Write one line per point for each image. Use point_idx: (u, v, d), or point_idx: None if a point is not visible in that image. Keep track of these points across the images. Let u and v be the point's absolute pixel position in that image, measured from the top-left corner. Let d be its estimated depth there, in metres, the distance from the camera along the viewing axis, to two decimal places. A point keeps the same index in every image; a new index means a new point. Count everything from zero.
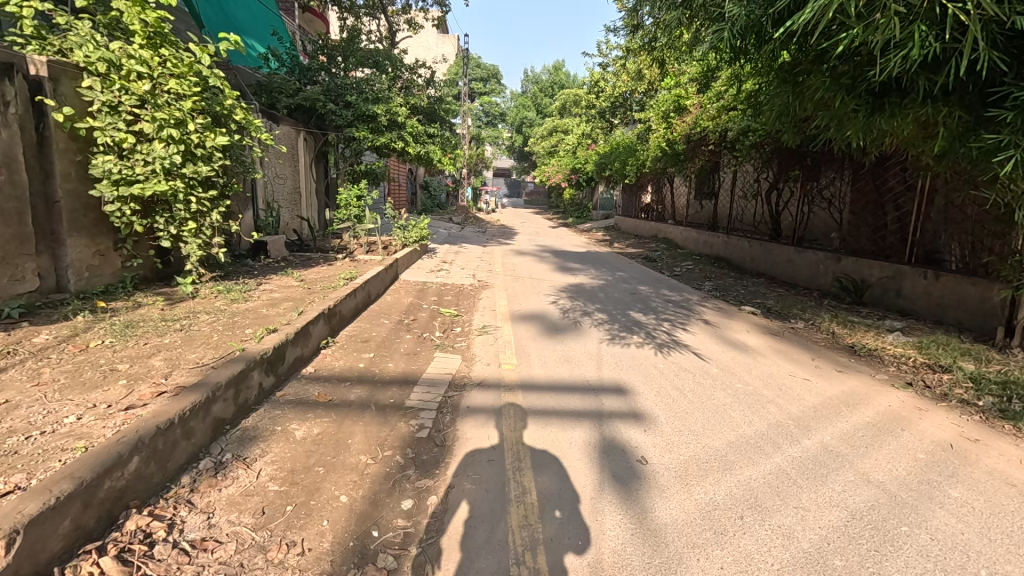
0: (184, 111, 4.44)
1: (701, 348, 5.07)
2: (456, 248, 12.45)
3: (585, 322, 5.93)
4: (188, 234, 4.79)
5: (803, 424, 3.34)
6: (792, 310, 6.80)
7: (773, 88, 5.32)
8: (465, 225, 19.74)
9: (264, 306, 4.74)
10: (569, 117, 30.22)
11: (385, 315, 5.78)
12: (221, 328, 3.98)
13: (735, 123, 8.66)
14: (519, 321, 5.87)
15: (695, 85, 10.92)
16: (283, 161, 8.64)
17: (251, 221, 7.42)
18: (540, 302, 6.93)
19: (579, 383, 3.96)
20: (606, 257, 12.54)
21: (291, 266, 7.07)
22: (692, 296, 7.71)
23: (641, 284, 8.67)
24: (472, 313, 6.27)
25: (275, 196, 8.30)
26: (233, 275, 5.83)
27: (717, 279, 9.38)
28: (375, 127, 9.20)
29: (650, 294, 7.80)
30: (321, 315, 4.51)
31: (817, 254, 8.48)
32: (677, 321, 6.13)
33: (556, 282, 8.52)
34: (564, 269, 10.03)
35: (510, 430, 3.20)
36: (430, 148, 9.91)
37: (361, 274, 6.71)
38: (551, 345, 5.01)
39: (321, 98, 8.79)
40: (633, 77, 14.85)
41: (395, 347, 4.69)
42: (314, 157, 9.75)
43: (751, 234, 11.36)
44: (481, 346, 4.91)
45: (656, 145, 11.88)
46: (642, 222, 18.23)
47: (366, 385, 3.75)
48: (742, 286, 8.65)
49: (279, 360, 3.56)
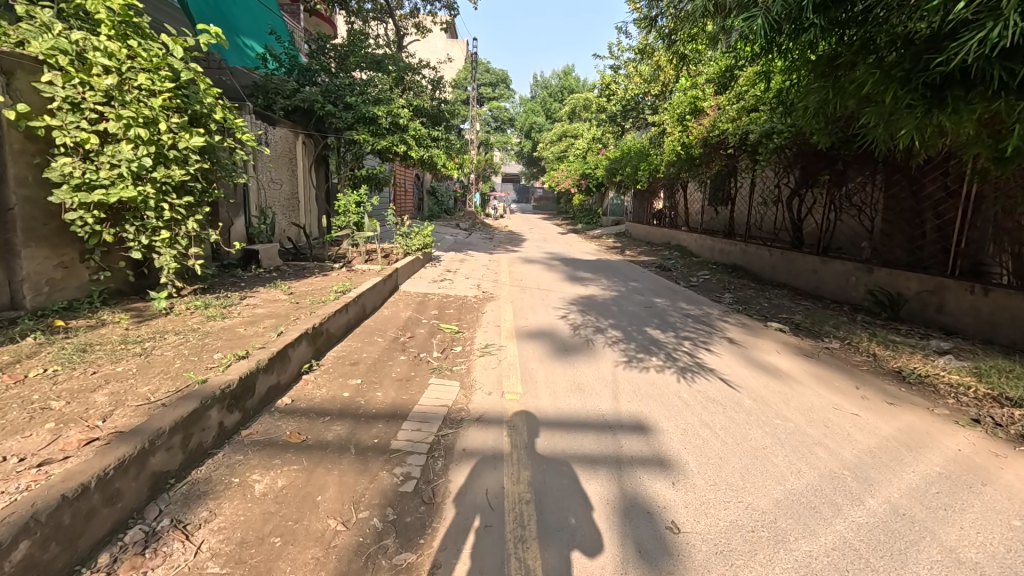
0: (154, 109, 4.02)
1: (729, 373, 4.52)
2: (462, 256, 11.98)
3: (598, 341, 5.39)
4: (161, 244, 4.36)
5: (861, 476, 2.80)
6: (824, 326, 6.23)
7: (806, 85, 4.81)
8: (471, 231, 19.33)
9: (243, 324, 4.28)
10: (579, 122, 29.75)
11: (380, 333, 5.29)
12: (187, 352, 3.51)
13: (757, 125, 8.13)
14: (525, 340, 5.35)
15: (712, 86, 10.41)
16: (279, 166, 8.31)
17: (242, 228, 7.05)
18: (549, 316, 6.42)
19: (593, 419, 3.44)
20: (618, 265, 12.02)
21: (282, 276, 6.63)
22: (713, 310, 7.15)
23: (656, 296, 8.13)
24: (474, 329, 5.78)
25: (269, 202, 7.93)
26: (216, 287, 5.39)
27: (737, 291, 8.81)
28: (377, 130, 8.75)
29: (667, 308, 7.26)
30: (304, 336, 4.03)
31: (846, 265, 7.90)
32: (699, 340, 5.58)
33: (566, 294, 8.00)
34: (574, 279, 9.52)
35: (511, 481, 2.69)
36: (434, 152, 9.40)
37: (356, 285, 6.25)
38: (560, 369, 4.48)
39: (320, 99, 8.39)
40: (647, 79, 14.33)
41: (386, 372, 4.21)
42: (313, 162, 9.50)
43: (772, 243, 10.74)
44: (483, 370, 4.40)
45: (672, 149, 11.35)
46: (655, 229, 17.64)
47: (347, 421, 3.26)
48: (764, 299, 8.08)
49: (247, 392, 3.08)
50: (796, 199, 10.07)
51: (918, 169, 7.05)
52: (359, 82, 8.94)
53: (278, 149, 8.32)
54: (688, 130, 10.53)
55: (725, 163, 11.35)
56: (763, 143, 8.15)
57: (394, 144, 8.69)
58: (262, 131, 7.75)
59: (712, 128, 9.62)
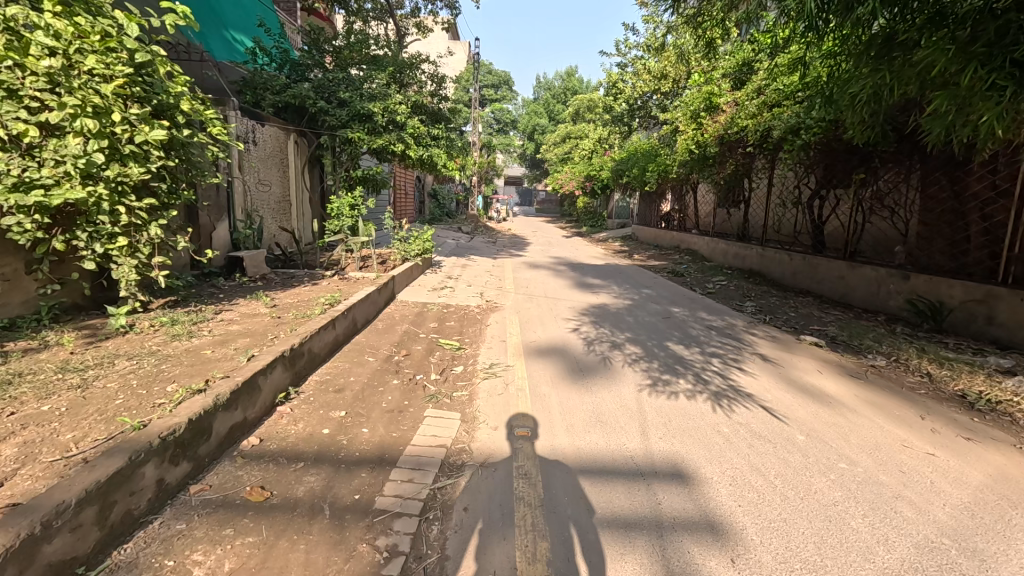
0: (108, 97, 3.47)
1: (770, 398, 3.94)
2: (464, 262, 11.43)
3: (616, 360, 4.80)
4: (119, 253, 3.80)
5: (968, 547, 2.23)
6: (863, 340, 5.63)
7: (854, 68, 4.27)
8: (474, 235, 18.78)
9: (211, 346, 3.71)
10: (583, 123, 29.28)
11: (370, 351, 4.71)
12: (135, 383, 2.94)
13: (781, 120, 7.55)
14: (534, 358, 4.76)
15: (729, 81, 9.85)
16: (268, 167, 7.79)
17: (226, 233, 6.53)
18: (559, 330, 5.83)
19: (621, 463, 2.87)
20: (628, 271, 11.46)
21: (267, 286, 6.09)
22: (738, 322, 6.56)
23: (674, 305, 7.55)
24: (477, 345, 5.21)
25: (257, 205, 7.40)
26: (189, 300, 4.83)
27: (758, 299, 8.23)
28: (373, 128, 8.21)
29: (687, 319, 6.66)
30: (280, 360, 3.47)
31: (879, 271, 7.31)
32: (728, 357, 4.98)
33: (576, 303, 7.44)
34: (583, 286, 8.94)
35: (526, 556, 2.12)
36: (434, 152, 8.83)
37: (348, 296, 5.70)
38: (576, 395, 3.90)
39: (311, 95, 7.85)
40: (655, 77, 13.76)
41: (376, 401, 3.64)
42: (306, 164, 9.00)
43: (792, 247, 10.14)
44: (487, 398, 3.82)
45: (684, 148, 10.77)
46: (663, 232, 17.05)
47: (323, 469, 2.68)
48: (790, 308, 7.49)
49: (200, 436, 2.52)
50: (818, 200, 9.47)
51: (960, 166, 6.47)
52: (353, 78, 8.40)
53: (267, 150, 7.80)
54: (703, 128, 9.95)
55: (741, 163, 10.76)
56: (788, 140, 7.57)
57: (392, 142, 8.18)
58: (249, 130, 7.24)
59: (730, 126, 9.04)
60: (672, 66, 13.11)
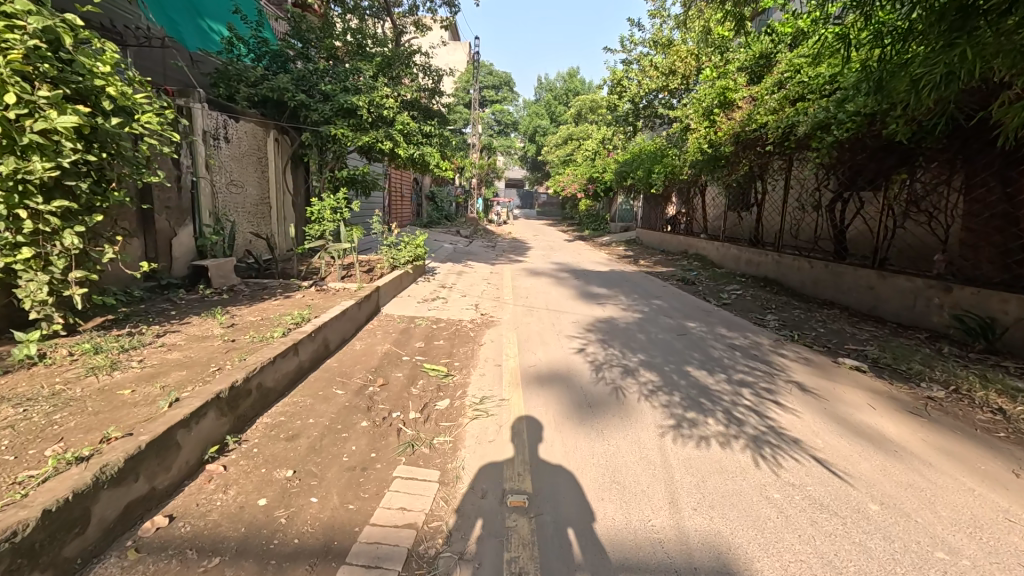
0: (0, 74, 2.77)
1: (822, 446, 3.21)
2: (460, 268, 10.72)
3: (630, 392, 4.06)
4: (26, 267, 3.12)
5: None
6: (912, 364, 4.91)
7: (922, 41, 3.56)
8: (473, 239, 18.08)
9: (134, 382, 3.00)
10: (586, 124, 28.59)
11: (340, 382, 4.00)
12: (6, 443, 2.24)
13: (808, 115, 6.84)
14: (534, 389, 4.03)
15: (745, 75, 9.13)
16: (243, 166, 7.12)
17: (190, 239, 5.84)
18: (562, 351, 5.11)
19: (647, 554, 2.16)
20: (635, 278, 10.75)
21: (232, 300, 5.40)
22: (763, 340, 5.84)
23: (689, 319, 6.83)
24: (468, 370, 4.51)
25: (228, 208, 6.72)
26: (130, 320, 4.13)
27: (780, 311, 7.52)
28: (359, 124, 7.50)
29: (706, 336, 5.95)
30: (213, 404, 2.75)
31: (917, 282, 6.58)
32: (761, 387, 4.27)
33: (580, 316, 6.72)
34: (588, 296, 8.22)
35: None
36: (425, 150, 8.11)
37: (322, 312, 5.00)
38: (584, 441, 3.17)
39: (290, 87, 7.16)
40: (663, 74, 13.05)
41: (337, 451, 2.93)
42: (288, 163, 8.31)
43: (813, 253, 9.40)
44: (474, 448, 3.10)
45: (695, 147, 10.04)
46: (669, 236, 16.34)
47: (243, 569, 1.97)
48: (817, 323, 6.78)
49: (64, 532, 1.81)
50: (840, 203, 8.80)
51: (1013, 165, 5.75)
52: (337, 70, 7.71)
53: (242, 148, 7.12)
54: (716, 126, 9.25)
55: (756, 163, 10.04)
56: (814, 138, 6.87)
57: (379, 140, 7.47)
58: (219, 125, 6.55)
59: (747, 123, 8.33)
60: (681, 61, 12.39)
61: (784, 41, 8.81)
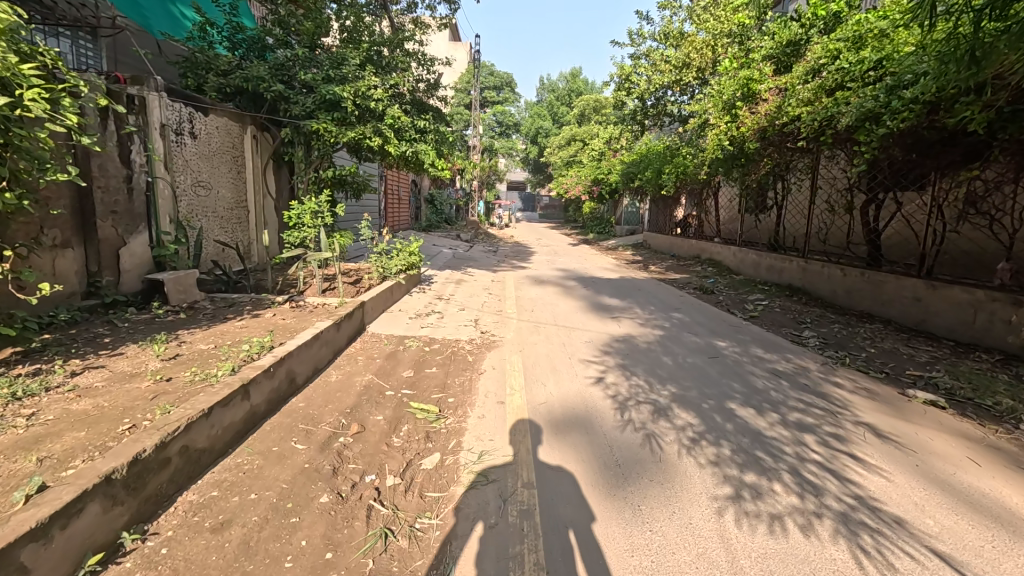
0: None
1: (937, 532, 2.39)
2: (459, 277, 9.90)
3: (667, 444, 3.23)
4: None
5: None
6: (998, 397, 4.09)
7: None
8: (473, 243, 17.28)
9: (4, 453, 2.19)
10: (590, 124, 27.75)
11: (303, 431, 3.19)
12: None
13: (852, 106, 6.03)
14: (547, 442, 3.22)
15: (772, 64, 8.22)
16: (213, 165, 6.33)
17: (144, 249, 5.05)
18: (577, 383, 4.28)
19: None
20: (648, 287, 9.95)
21: (188, 321, 4.60)
22: (809, 364, 5.02)
23: (717, 337, 6.01)
24: (464, 411, 3.69)
25: (195, 213, 5.94)
26: (43, 353, 3.33)
27: (817, 327, 6.69)
28: (344, 119, 6.69)
29: (742, 359, 5.13)
30: (98, 493, 1.94)
31: (980, 294, 5.74)
32: (827, 434, 3.44)
33: (594, 334, 5.91)
34: (600, 309, 7.40)
35: None
36: (419, 148, 7.30)
37: (290, 337, 4.19)
38: (618, 528, 2.37)
39: (266, 76, 6.37)
40: (676, 67, 11.96)
41: (278, 551, 2.11)
42: (268, 163, 7.53)
43: (845, 260, 8.57)
44: (471, 542, 2.28)
45: (713, 144, 9.21)
46: (679, 240, 15.53)
47: None
48: (863, 341, 5.95)
49: None
50: (874, 205, 8.01)
51: None
52: (318, 56, 6.83)
53: (212, 145, 6.34)
54: (738, 120, 8.43)
55: (780, 161, 9.21)
56: (857, 132, 6.06)
57: (367, 136, 6.67)
58: (183, 119, 5.77)
59: (775, 117, 7.52)
60: (696, 52, 11.35)
61: (815, 25, 7.93)
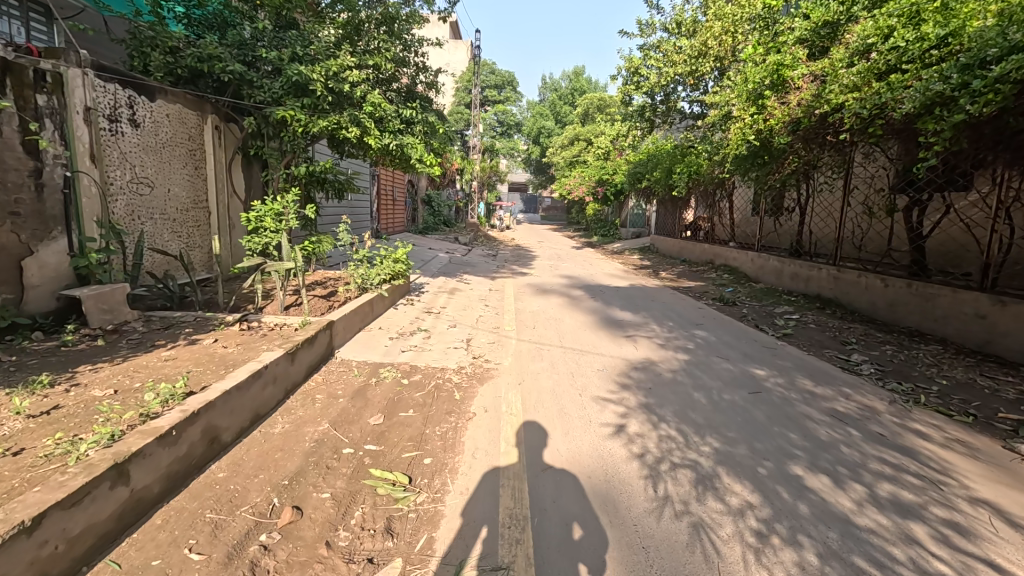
0: None
1: None
2: (453, 285, 8.98)
3: (726, 543, 2.29)
4: None
5: None
6: None
7: None
8: (471, 247, 16.37)
9: None
10: (594, 124, 26.88)
11: (209, 525, 2.25)
12: None
13: (915, 88, 5.08)
14: (555, 544, 2.28)
15: (806, 47, 7.27)
16: (159, 158, 5.41)
17: (60, 258, 4.11)
18: (590, 435, 3.34)
19: None
20: (662, 297, 9.01)
21: (103, 351, 3.66)
22: (874, 404, 4.07)
23: (752, 363, 5.07)
24: (442, 486, 2.74)
25: (134, 215, 5.02)
26: None
27: (867, 349, 5.72)
28: (316, 106, 5.77)
29: (791, 396, 4.18)
30: None
31: None
32: (942, 522, 2.49)
33: (607, 360, 4.96)
34: (611, 325, 6.45)
35: None
36: (405, 141, 6.38)
37: (221, 375, 3.23)
38: None
39: (223, 55, 5.45)
40: (691, 57, 11.04)
41: None
42: (232, 159, 6.59)
43: (885, 269, 7.62)
44: None
45: (736, 139, 8.25)
46: (690, 244, 14.61)
47: None
48: (928, 369, 4.98)
49: None
50: (919, 207, 7.08)
51: None
52: (287, 35, 5.90)
53: (160, 136, 5.43)
54: (766, 112, 7.48)
55: (809, 158, 8.26)
56: (920, 120, 5.13)
57: (342, 125, 5.76)
58: (119, 103, 4.84)
59: (812, 106, 6.58)
60: (714, 39, 10.45)
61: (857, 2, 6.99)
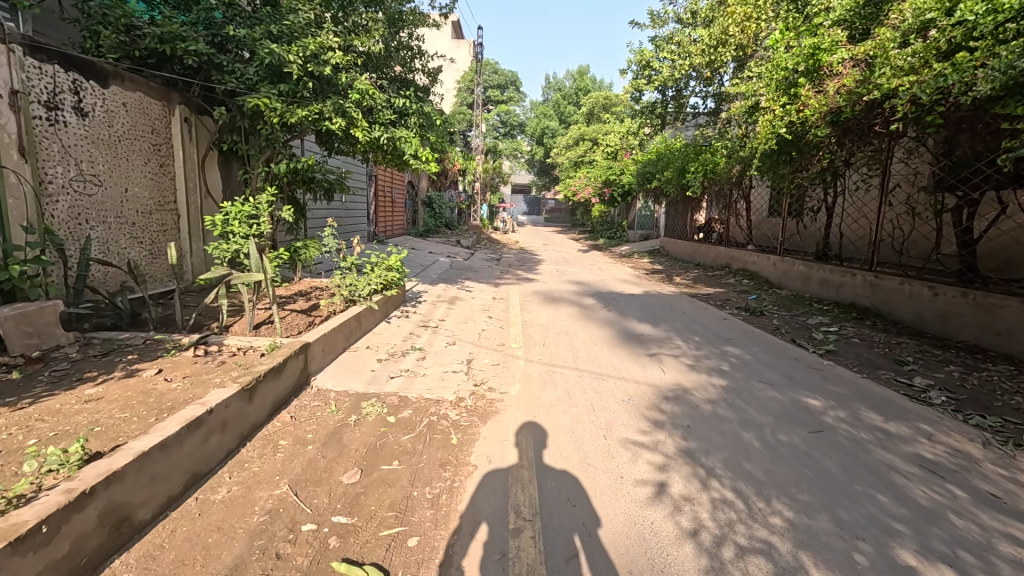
0: None
1: None
2: (452, 293, 8.27)
3: None
4: None
5: None
6: None
7: None
8: (472, 251, 15.65)
9: None
10: (599, 124, 26.21)
11: None
12: None
13: (994, 65, 4.31)
14: None
15: (844, 29, 6.51)
16: (113, 153, 4.71)
17: None
18: (623, 500, 2.58)
19: None
20: (680, 306, 8.26)
21: (13, 387, 2.94)
22: (965, 447, 3.32)
23: (801, 389, 4.31)
24: None
25: (78, 219, 4.31)
26: None
27: (930, 370, 4.94)
28: (294, 94, 5.04)
29: (859, 436, 3.43)
30: None
31: None
32: None
33: (629, 388, 4.21)
34: (630, 341, 5.70)
35: None
36: (398, 134, 5.65)
37: (149, 423, 2.51)
38: None
39: (186, 34, 4.72)
40: (710, 46, 10.28)
41: None
42: (204, 155, 5.88)
43: (934, 276, 6.84)
44: None
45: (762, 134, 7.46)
46: (702, 247, 13.87)
47: None
48: (1012, 397, 4.21)
49: None
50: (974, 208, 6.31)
51: None
52: (262, 13, 5.19)
53: (115, 128, 4.73)
54: (799, 101, 6.71)
55: (844, 153, 7.50)
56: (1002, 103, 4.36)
57: (324, 115, 5.04)
58: (60, 88, 4.15)
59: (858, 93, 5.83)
60: (735, 26, 9.65)
61: None
